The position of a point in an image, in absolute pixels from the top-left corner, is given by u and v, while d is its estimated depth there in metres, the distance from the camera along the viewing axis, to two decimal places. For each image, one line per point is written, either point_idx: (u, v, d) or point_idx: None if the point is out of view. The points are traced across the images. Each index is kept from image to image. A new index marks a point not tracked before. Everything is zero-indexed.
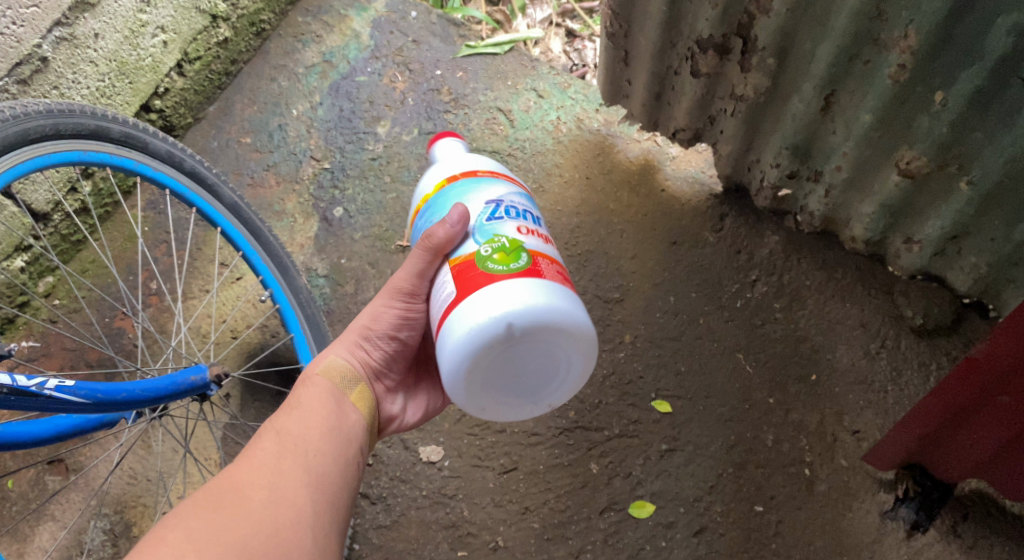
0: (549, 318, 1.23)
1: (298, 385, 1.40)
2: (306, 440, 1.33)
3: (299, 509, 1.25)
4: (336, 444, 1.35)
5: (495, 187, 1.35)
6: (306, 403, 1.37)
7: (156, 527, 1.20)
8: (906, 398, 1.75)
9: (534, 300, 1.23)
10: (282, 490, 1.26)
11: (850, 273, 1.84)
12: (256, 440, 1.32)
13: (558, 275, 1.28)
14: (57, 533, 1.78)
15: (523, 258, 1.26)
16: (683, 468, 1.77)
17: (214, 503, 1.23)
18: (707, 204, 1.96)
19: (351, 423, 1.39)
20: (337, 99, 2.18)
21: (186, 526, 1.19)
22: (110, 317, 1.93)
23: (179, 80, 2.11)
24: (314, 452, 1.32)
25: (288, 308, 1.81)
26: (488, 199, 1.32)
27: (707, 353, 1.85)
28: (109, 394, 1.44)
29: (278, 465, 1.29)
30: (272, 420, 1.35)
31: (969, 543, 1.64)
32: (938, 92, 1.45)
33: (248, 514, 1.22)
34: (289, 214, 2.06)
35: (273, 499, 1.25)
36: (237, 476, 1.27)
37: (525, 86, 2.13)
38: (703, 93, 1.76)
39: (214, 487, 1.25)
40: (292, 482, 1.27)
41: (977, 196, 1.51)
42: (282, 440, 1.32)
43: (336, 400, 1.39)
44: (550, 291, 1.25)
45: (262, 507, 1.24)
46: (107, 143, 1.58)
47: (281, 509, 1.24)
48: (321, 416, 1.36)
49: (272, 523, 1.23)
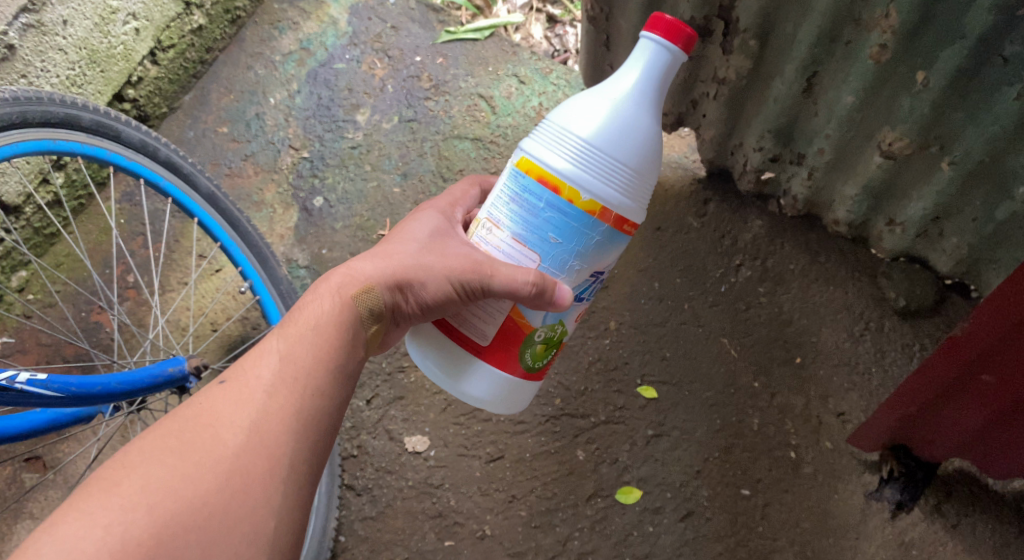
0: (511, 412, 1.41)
1: (315, 297, 1.33)
2: (305, 376, 1.28)
3: (272, 459, 1.22)
4: (334, 384, 1.29)
5: (606, 254, 1.30)
6: (318, 328, 1.31)
7: (117, 465, 1.20)
8: (889, 379, 1.76)
9: (512, 401, 1.39)
10: (260, 436, 1.23)
11: (834, 256, 1.85)
12: (250, 368, 1.28)
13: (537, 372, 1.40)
14: (35, 530, 1.74)
15: (549, 357, 1.38)
16: (669, 453, 1.77)
17: (184, 444, 1.22)
18: (690, 189, 1.95)
19: (356, 358, 1.33)
20: (315, 87, 2.15)
21: (147, 472, 1.19)
22: (86, 312, 1.90)
23: (152, 69, 2.08)
24: (308, 392, 1.27)
25: (269, 300, 1.79)
26: (588, 268, 1.30)
27: (692, 338, 1.85)
28: (83, 388, 1.41)
29: (264, 404, 1.25)
30: (279, 338, 1.30)
31: (953, 521, 1.65)
32: (919, 72, 1.45)
33: (216, 463, 1.21)
34: (268, 204, 2.04)
35: (246, 446, 1.22)
36: (217, 412, 1.24)
37: (506, 72, 2.11)
38: (685, 77, 1.75)
39: (189, 425, 1.23)
40: (272, 427, 1.24)
41: (959, 175, 1.52)
42: (280, 371, 1.27)
43: (352, 329, 1.33)
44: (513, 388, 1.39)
45: (234, 455, 1.21)
46: (78, 132, 1.55)
47: (252, 458, 1.21)
48: (329, 348, 1.30)
49: (238, 476, 1.20)
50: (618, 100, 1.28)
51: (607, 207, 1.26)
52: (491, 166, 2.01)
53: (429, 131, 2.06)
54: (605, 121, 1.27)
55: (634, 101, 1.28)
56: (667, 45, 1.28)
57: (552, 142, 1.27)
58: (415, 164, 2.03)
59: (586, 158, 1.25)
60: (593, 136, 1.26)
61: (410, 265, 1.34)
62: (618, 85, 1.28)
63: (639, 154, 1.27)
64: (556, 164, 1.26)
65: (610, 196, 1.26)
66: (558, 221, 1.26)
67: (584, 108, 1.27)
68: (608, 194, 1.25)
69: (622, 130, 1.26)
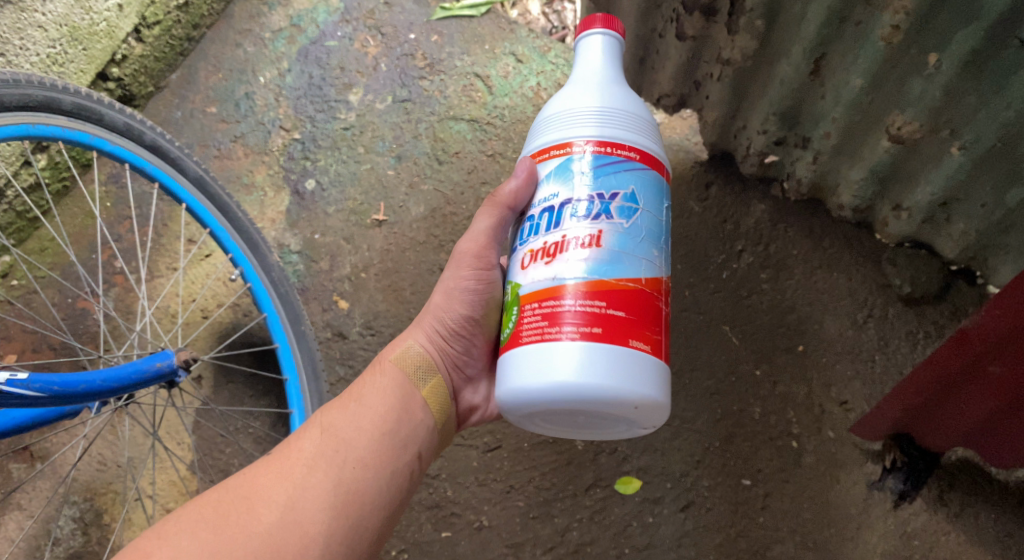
0: (528, 383, 1.19)
1: (367, 375, 1.37)
2: (348, 446, 1.29)
3: (309, 538, 1.22)
4: (382, 454, 1.30)
5: (565, 176, 1.23)
6: (362, 399, 1.34)
7: (152, 536, 1.21)
8: (893, 367, 1.72)
9: (515, 376, 1.20)
10: (297, 511, 1.23)
11: (838, 242, 1.80)
12: (295, 442, 1.30)
13: (540, 326, 1.19)
14: (24, 522, 1.72)
15: (512, 318, 1.23)
16: (670, 443, 1.74)
17: (219, 516, 1.22)
18: (692, 172, 1.90)
19: (412, 425, 1.34)
20: (307, 65, 2.09)
21: (177, 542, 1.19)
22: (72, 298, 1.86)
23: (137, 46, 2.01)
24: (353, 462, 1.28)
25: (260, 287, 1.74)
26: (553, 194, 1.24)
27: (694, 326, 1.81)
28: (66, 387, 1.38)
29: (304, 477, 1.26)
30: (324, 413, 1.34)
31: (956, 511, 1.63)
32: (931, 54, 1.40)
33: (251, 538, 1.21)
34: (259, 187, 1.99)
35: (283, 521, 1.22)
36: (256, 485, 1.25)
37: (503, 50, 2.04)
38: (688, 57, 1.70)
39: (228, 496, 1.24)
40: (312, 502, 1.24)
41: (969, 160, 1.47)
42: (326, 441, 1.30)
43: (399, 396, 1.35)
44: (535, 356, 1.19)
45: (269, 530, 1.22)
46: (57, 116, 1.49)
47: (288, 534, 1.22)
48: (375, 416, 1.32)
49: (271, 550, 1.20)
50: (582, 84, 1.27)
51: (584, 137, 1.23)
52: (487, 149, 1.96)
53: (423, 112, 2.01)
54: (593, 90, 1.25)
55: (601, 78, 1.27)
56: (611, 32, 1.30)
57: (541, 129, 1.28)
58: (409, 146, 1.98)
59: (561, 119, 1.25)
60: (592, 99, 1.25)
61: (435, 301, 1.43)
62: (588, 61, 1.29)
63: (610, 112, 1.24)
64: (542, 140, 1.27)
65: (584, 131, 1.23)
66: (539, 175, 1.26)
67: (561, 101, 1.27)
68: (582, 131, 1.23)
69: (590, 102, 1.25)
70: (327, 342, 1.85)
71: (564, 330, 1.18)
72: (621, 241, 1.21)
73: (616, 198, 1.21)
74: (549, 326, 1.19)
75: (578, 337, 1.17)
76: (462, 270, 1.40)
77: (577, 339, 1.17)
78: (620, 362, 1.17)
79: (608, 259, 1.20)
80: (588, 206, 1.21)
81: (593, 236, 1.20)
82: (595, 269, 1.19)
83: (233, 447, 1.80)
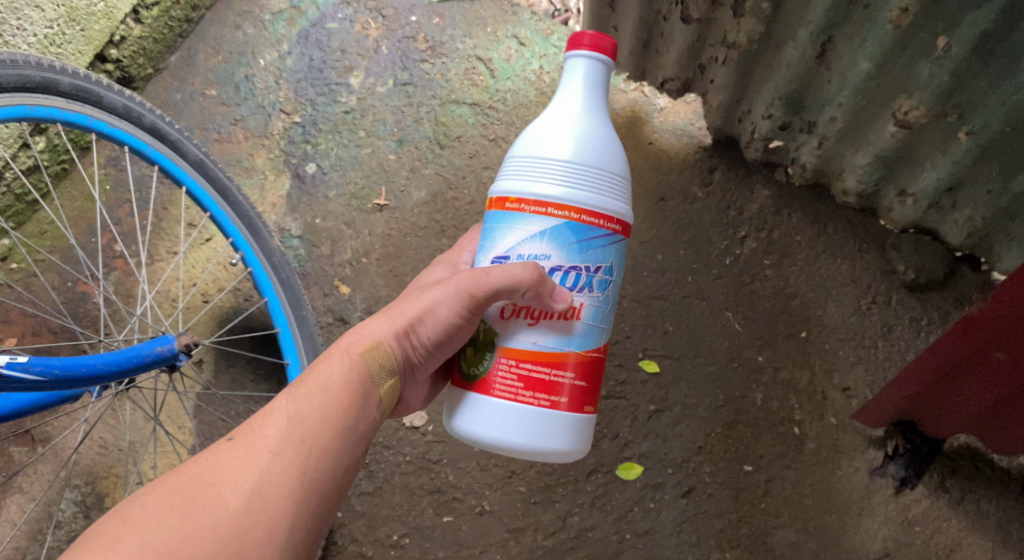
0: (501, 434, 1.25)
1: (328, 358, 1.30)
2: (313, 434, 1.25)
3: (275, 525, 1.19)
4: (344, 444, 1.27)
5: (557, 240, 1.24)
6: (327, 388, 1.28)
7: (116, 521, 1.17)
8: (895, 354, 1.72)
9: (485, 423, 1.26)
10: (261, 498, 1.20)
11: (842, 228, 1.79)
12: (257, 427, 1.25)
13: (513, 388, 1.25)
14: (25, 506, 1.72)
15: (483, 363, 1.28)
16: (671, 429, 1.73)
17: (186, 502, 1.19)
18: (696, 157, 1.89)
19: (370, 419, 1.30)
20: (307, 47, 2.07)
21: (146, 529, 1.16)
22: (72, 282, 1.85)
23: (135, 27, 1.99)
24: (317, 450, 1.25)
25: (261, 272, 1.73)
26: (547, 256, 1.24)
27: (696, 312, 1.80)
28: (67, 370, 1.37)
29: (270, 464, 1.22)
30: (288, 396, 1.28)
31: (957, 497, 1.63)
32: (941, 37, 1.39)
33: (219, 524, 1.18)
34: (259, 170, 1.97)
35: (248, 508, 1.19)
36: (220, 469, 1.21)
37: (506, 33, 2.02)
38: (693, 40, 1.68)
39: (194, 480, 1.21)
40: (276, 490, 1.21)
41: (976, 145, 1.46)
42: (291, 427, 1.25)
43: (360, 390, 1.30)
44: (508, 413, 1.25)
45: (235, 517, 1.19)
46: (55, 97, 1.48)
47: (253, 521, 1.19)
48: (340, 406, 1.27)
49: (238, 537, 1.18)
50: (577, 124, 1.25)
51: (586, 197, 1.23)
52: (490, 133, 1.95)
53: (425, 96, 1.99)
54: (575, 137, 1.25)
55: (591, 110, 1.27)
56: (600, 53, 1.28)
57: (529, 176, 1.25)
58: (410, 130, 1.97)
59: (550, 175, 1.24)
60: (575, 150, 1.24)
61: (412, 308, 1.33)
62: (572, 103, 1.27)
63: (600, 160, 1.25)
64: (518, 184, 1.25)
65: (580, 194, 1.23)
66: (529, 233, 1.25)
67: (553, 138, 1.25)
68: (577, 194, 1.23)
69: (574, 150, 1.24)
70: (328, 327, 1.85)
71: (535, 394, 1.25)
72: (597, 312, 1.28)
73: (599, 271, 1.26)
74: (523, 389, 1.25)
75: (547, 407, 1.25)
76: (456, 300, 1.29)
77: (552, 408, 1.25)
78: (576, 429, 1.27)
79: (580, 333, 1.27)
80: (576, 279, 1.25)
81: (575, 309, 1.26)
82: (577, 345, 1.27)
83: (234, 431, 1.79)
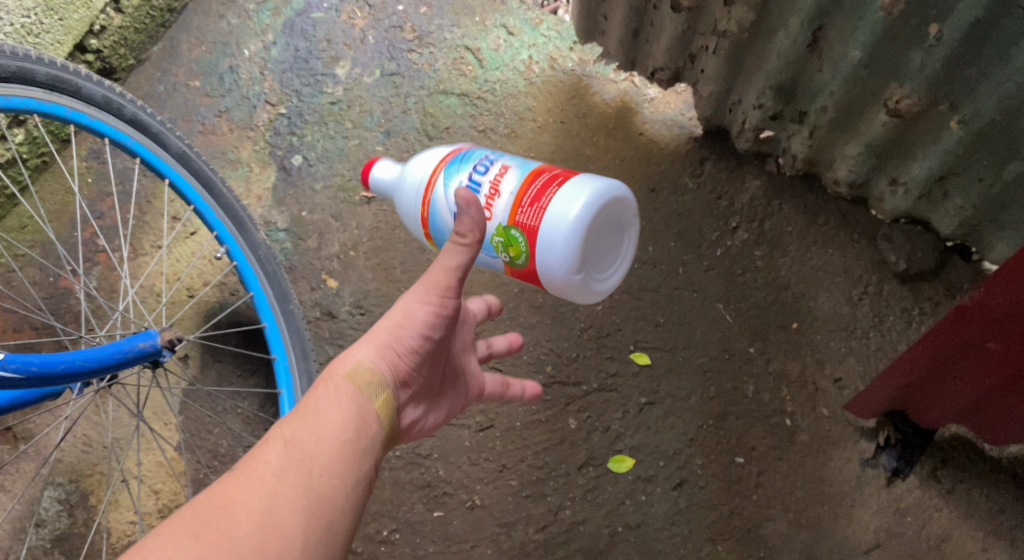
0: (554, 236, 1.31)
1: (319, 386, 1.30)
2: (315, 453, 1.24)
3: (287, 545, 1.17)
4: (347, 460, 1.25)
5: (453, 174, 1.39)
6: (322, 409, 1.27)
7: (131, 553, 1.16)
8: (887, 344, 1.71)
9: (550, 244, 1.31)
10: (272, 519, 1.19)
11: (833, 219, 1.78)
12: (261, 453, 1.24)
13: (534, 210, 1.32)
14: (8, 504, 1.69)
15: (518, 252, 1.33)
16: (663, 421, 1.72)
17: (196, 529, 1.17)
18: (688, 148, 1.87)
19: (371, 434, 1.29)
20: (292, 38, 2.04)
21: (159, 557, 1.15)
22: (54, 277, 1.82)
23: (116, 17, 1.95)
24: (321, 469, 1.23)
25: (247, 265, 1.70)
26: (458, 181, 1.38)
27: (687, 303, 1.79)
28: (45, 367, 1.35)
29: (276, 485, 1.21)
30: (284, 424, 1.27)
31: (948, 487, 1.63)
32: (932, 25, 1.37)
33: (230, 546, 1.16)
34: (244, 163, 1.95)
35: (260, 530, 1.18)
36: (227, 495, 1.20)
37: (494, 22, 2.00)
38: (683, 29, 1.67)
39: (202, 507, 1.19)
40: (286, 509, 1.19)
41: (968, 134, 1.45)
42: (292, 450, 1.24)
43: (355, 407, 1.29)
44: (548, 220, 1.31)
45: (246, 538, 1.17)
46: (32, 88, 1.45)
47: (266, 542, 1.17)
48: (338, 424, 1.27)
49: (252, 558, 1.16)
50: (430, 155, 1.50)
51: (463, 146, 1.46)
52: (478, 124, 1.93)
53: (412, 86, 1.97)
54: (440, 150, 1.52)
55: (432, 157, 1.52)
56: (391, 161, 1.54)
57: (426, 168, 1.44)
58: (398, 121, 1.95)
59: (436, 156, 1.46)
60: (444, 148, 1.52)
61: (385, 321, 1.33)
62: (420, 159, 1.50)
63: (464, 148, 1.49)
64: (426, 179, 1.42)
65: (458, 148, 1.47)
66: (449, 170, 1.39)
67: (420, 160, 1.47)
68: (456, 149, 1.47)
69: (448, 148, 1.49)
70: (315, 321, 1.83)
71: (544, 201, 1.32)
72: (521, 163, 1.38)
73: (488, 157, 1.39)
74: (538, 202, 1.32)
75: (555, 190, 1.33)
76: (426, 294, 1.31)
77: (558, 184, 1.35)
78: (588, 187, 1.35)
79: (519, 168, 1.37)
80: (479, 170, 1.38)
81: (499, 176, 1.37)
82: (520, 178, 1.35)
83: (222, 427, 1.77)
